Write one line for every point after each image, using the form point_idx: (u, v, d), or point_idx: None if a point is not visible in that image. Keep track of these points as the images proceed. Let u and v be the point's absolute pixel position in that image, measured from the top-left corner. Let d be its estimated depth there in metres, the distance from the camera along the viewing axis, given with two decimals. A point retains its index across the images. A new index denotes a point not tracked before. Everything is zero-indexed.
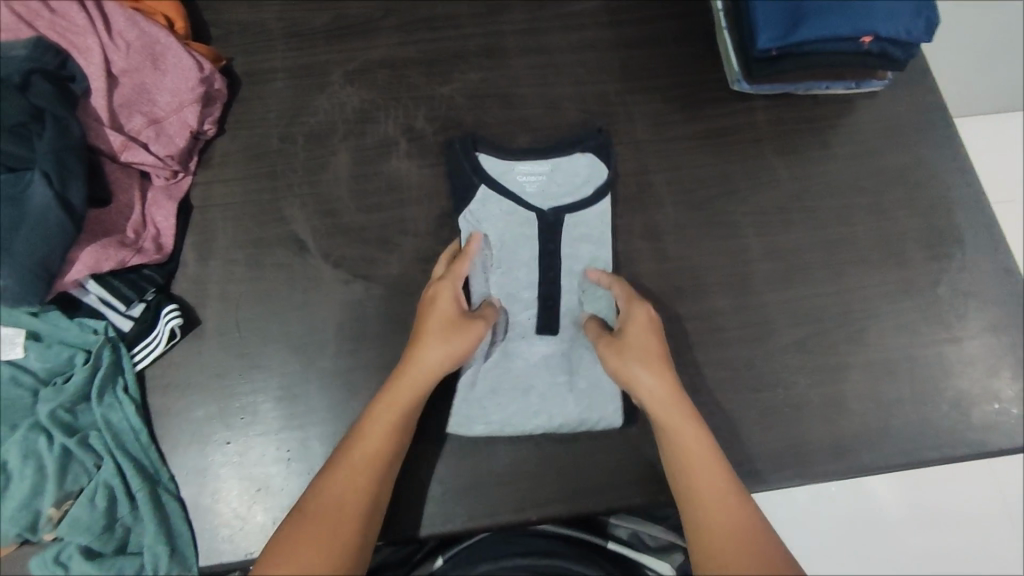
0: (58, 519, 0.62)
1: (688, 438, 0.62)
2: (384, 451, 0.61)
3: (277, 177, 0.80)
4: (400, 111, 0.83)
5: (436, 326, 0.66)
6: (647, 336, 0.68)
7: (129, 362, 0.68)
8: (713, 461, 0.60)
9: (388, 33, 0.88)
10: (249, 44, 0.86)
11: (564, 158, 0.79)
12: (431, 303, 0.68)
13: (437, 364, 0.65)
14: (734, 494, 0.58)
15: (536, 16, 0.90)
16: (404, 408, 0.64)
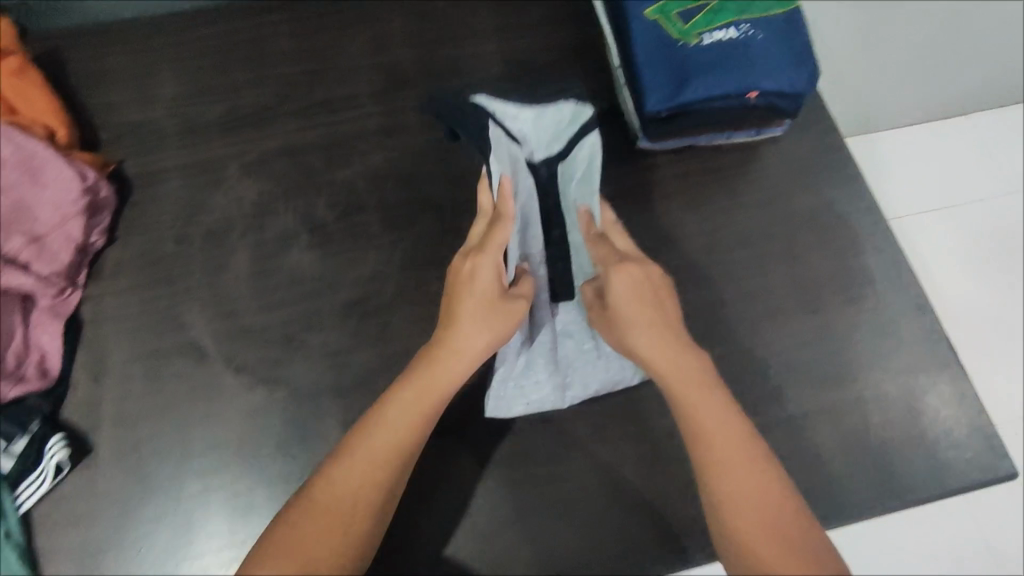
0: None
1: (698, 404, 0.58)
2: (414, 432, 0.59)
3: (172, 281, 0.76)
4: (299, 200, 0.81)
5: (483, 290, 0.64)
6: (640, 301, 0.64)
7: (11, 504, 0.65)
8: (731, 417, 0.57)
9: (284, 120, 0.86)
10: (142, 144, 0.84)
11: (549, 108, 0.78)
12: (472, 271, 0.65)
13: (479, 344, 0.62)
14: (753, 448, 0.55)
15: (436, 89, 0.90)
16: (442, 390, 0.61)
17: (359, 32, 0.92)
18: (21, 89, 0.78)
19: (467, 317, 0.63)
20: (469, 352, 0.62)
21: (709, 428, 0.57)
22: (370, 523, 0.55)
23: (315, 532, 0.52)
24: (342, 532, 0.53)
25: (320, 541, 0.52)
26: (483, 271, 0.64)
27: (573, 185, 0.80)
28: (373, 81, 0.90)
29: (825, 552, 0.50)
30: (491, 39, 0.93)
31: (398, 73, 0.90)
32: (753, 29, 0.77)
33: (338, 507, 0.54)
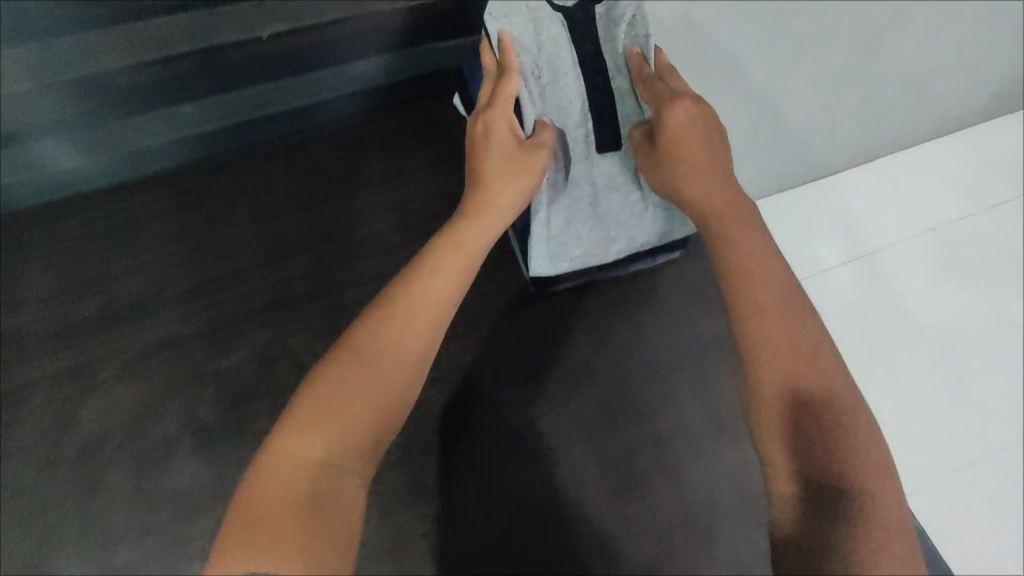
0: None
1: (764, 300, 0.51)
2: (443, 315, 0.52)
3: (50, 510, 0.72)
4: (183, 399, 0.76)
5: (491, 168, 0.59)
6: (699, 148, 0.58)
7: None
8: (782, 304, 0.52)
9: (165, 307, 0.82)
10: (7, 354, 0.79)
11: None
12: (484, 141, 0.60)
13: (507, 203, 0.59)
14: (822, 355, 0.50)
15: (325, 253, 0.87)
16: (460, 265, 0.55)
17: (239, 199, 0.89)
18: None
19: (488, 223, 0.58)
20: (467, 249, 0.56)
21: (779, 338, 0.50)
22: (383, 409, 0.47)
23: (323, 429, 0.44)
24: (354, 410, 0.46)
25: (320, 441, 0.44)
26: (501, 198, 0.59)
27: (621, 29, 0.67)
28: (258, 251, 0.86)
29: (887, 476, 0.47)
30: (380, 192, 0.91)
31: (283, 239, 0.87)
32: None
33: (347, 413, 0.46)
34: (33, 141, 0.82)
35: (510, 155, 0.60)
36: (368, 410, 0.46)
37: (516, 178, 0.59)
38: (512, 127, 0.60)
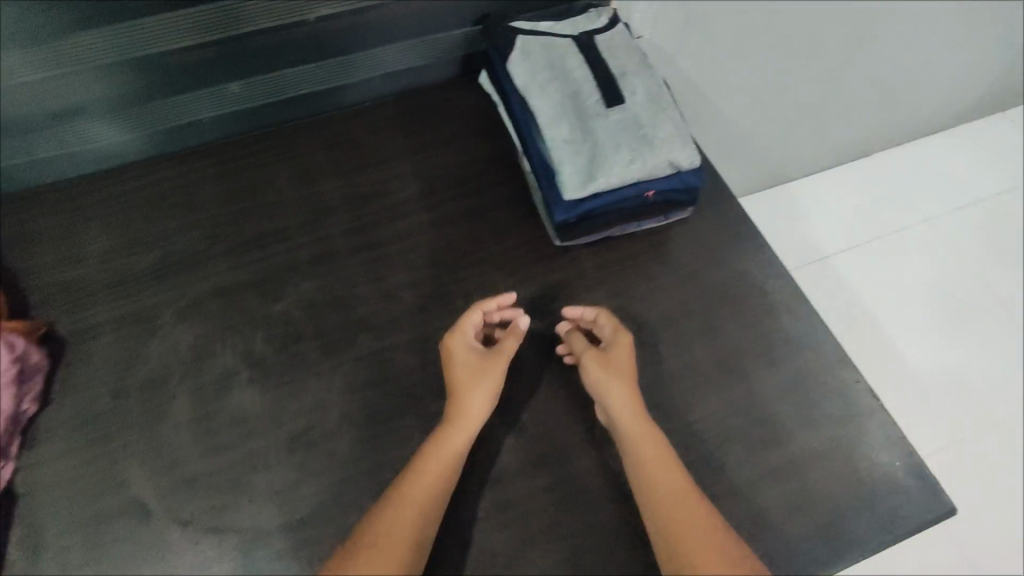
0: None
1: (648, 454, 0.69)
2: (428, 504, 0.66)
3: (111, 438, 0.76)
4: (238, 339, 0.83)
5: (458, 380, 0.73)
6: (625, 361, 0.76)
7: None
8: (676, 480, 0.67)
9: (217, 260, 0.88)
10: (71, 302, 0.84)
11: (582, 17, 0.94)
12: (452, 357, 0.75)
13: (478, 409, 0.71)
14: (677, 470, 0.68)
15: (363, 213, 0.94)
16: (442, 466, 0.69)
17: (281, 165, 0.97)
18: None
19: (470, 416, 0.71)
20: (456, 437, 0.70)
21: (654, 475, 0.68)
22: (405, 565, 0.63)
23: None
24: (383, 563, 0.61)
25: None
26: (471, 396, 0.72)
27: (619, 52, 0.90)
28: (301, 211, 0.93)
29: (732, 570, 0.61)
30: (411, 161, 0.99)
31: (324, 201, 0.94)
32: (643, 116, 0.83)
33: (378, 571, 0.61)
34: (88, 117, 0.88)
35: (473, 363, 0.74)
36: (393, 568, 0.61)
37: (484, 380, 0.73)
38: (469, 343, 0.76)
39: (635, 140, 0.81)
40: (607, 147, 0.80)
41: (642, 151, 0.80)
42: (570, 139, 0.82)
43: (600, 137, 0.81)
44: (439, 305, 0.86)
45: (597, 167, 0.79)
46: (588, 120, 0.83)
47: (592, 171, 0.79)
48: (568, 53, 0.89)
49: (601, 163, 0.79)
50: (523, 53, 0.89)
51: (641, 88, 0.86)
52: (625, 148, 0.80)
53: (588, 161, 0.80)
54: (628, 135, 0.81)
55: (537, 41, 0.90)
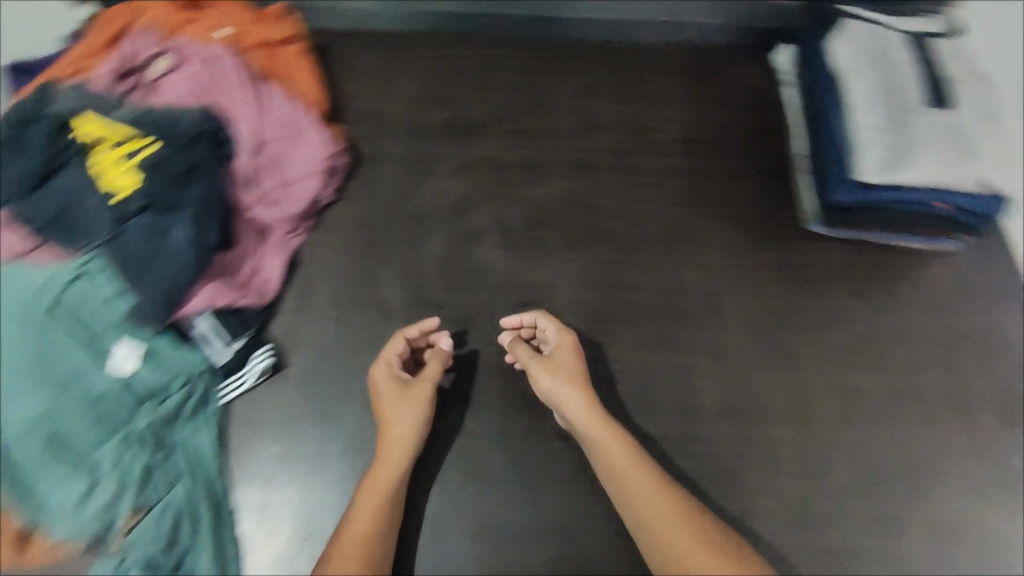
0: (129, 529, 0.67)
1: (637, 489, 0.65)
2: (377, 519, 0.64)
3: (377, 246, 0.86)
4: (495, 206, 0.91)
5: (383, 406, 0.71)
6: (574, 373, 0.72)
7: (216, 394, 0.74)
8: (648, 493, 0.65)
9: (494, 137, 0.98)
10: (374, 130, 0.97)
11: (916, 18, 0.90)
12: (378, 393, 0.71)
13: (407, 438, 0.69)
14: (683, 507, 0.64)
15: (627, 139, 0.99)
16: (383, 484, 0.66)
17: (568, 76, 1.04)
18: (299, 69, 0.95)
19: (390, 440, 0.69)
20: (393, 470, 0.67)
21: (658, 526, 0.63)
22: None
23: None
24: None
25: None
26: (399, 419, 0.70)
27: (951, 56, 0.87)
28: (575, 120, 0.99)
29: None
30: (681, 108, 1.02)
31: (597, 117, 1.00)
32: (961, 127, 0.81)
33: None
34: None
35: (393, 394, 0.71)
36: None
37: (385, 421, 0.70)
38: (393, 372, 0.72)
39: (946, 148, 0.80)
40: (914, 148, 0.80)
41: (951, 161, 0.79)
42: (876, 129, 0.82)
43: (909, 135, 0.81)
44: (676, 243, 0.90)
45: (898, 164, 0.80)
46: (900, 115, 0.83)
47: (891, 166, 0.80)
48: (895, 46, 0.87)
49: (903, 161, 0.80)
50: (848, 33, 0.88)
51: (965, 99, 0.83)
52: (934, 153, 0.80)
53: (890, 156, 0.80)
54: (941, 141, 0.80)
55: (867, 25, 0.89)
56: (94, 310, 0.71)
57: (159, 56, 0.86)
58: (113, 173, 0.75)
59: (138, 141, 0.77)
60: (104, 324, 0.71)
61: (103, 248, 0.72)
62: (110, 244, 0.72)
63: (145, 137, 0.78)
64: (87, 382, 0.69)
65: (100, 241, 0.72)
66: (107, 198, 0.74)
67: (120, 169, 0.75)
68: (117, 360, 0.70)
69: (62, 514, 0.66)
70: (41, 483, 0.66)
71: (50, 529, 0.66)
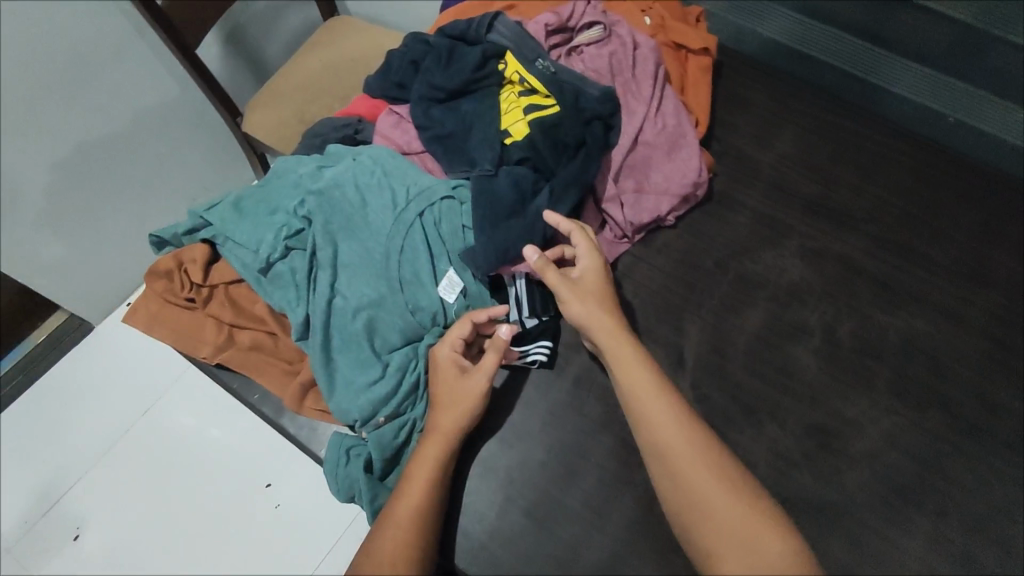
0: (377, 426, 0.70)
1: (667, 438, 0.60)
2: (426, 511, 0.62)
3: (695, 290, 0.81)
4: (830, 310, 0.81)
5: (444, 397, 0.67)
6: (601, 326, 0.68)
7: None
8: (722, 500, 0.57)
9: (858, 237, 0.86)
10: (737, 172, 0.91)
11: None
12: (434, 368, 0.69)
13: (455, 424, 0.67)
14: (680, 464, 0.59)
15: (1012, 311, 0.82)
16: (429, 466, 0.64)
17: (970, 207, 0.88)
18: (698, 85, 0.91)
19: (449, 438, 0.66)
20: (431, 460, 0.64)
21: (688, 483, 0.58)
22: None
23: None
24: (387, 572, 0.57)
25: None
26: (443, 410, 0.67)
27: None
28: (958, 262, 0.85)
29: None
30: None
31: (985, 271, 0.85)
32: None
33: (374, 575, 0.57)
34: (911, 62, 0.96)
35: (452, 387, 0.68)
36: None
37: (437, 412, 0.67)
38: (453, 353, 0.69)
39: None
40: None
41: None
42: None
43: None
44: None
45: None
46: None
47: None
48: None
49: None
50: None
51: None
52: None
53: None
54: None
55: None
56: (451, 232, 0.74)
57: (591, 25, 0.86)
58: (510, 118, 0.79)
59: (541, 98, 0.79)
60: (452, 248, 0.74)
61: (477, 181, 0.75)
62: (486, 181, 0.75)
63: (548, 96, 0.79)
64: (415, 290, 0.71)
65: (478, 174, 0.75)
66: (501, 137, 0.78)
67: (517, 116, 0.79)
68: (447, 284, 0.73)
69: (344, 389, 0.70)
70: (343, 355, 0.70)
71: (331, 395, 0.70)
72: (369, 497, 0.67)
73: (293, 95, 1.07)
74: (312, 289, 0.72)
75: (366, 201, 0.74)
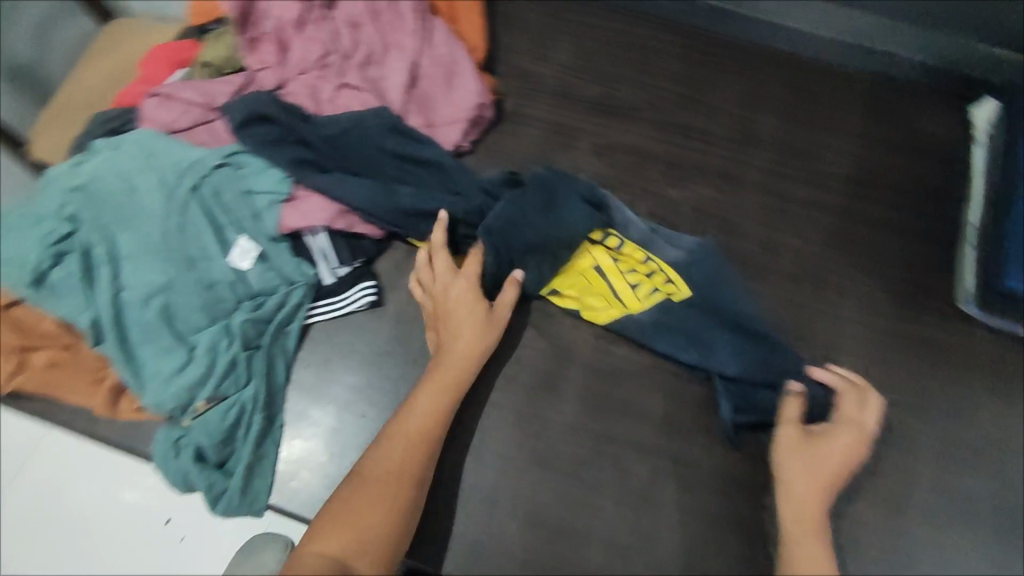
0: (200, 413, 0.68)
1: (811, 483, 0.65)
2: (426, 437, 0.65)
3: None
4: (625, 196, 0.87)
5: (467, 327, 0.71)
6: (840, 468, 0.66)
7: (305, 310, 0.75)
8: (813, 518, 0.63)
9: (642, 124, 0.92)
10: (523, 89, 0.94)
11: None
12: (456, 300, 0.72)
13: (475, 350, 0.70)
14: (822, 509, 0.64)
15: (785, 161, 0.90)
16: (443, 389, 0.68)
17: (737, 79, 0.95)
18: (468, 12, 0.91)
19: (467, 367, 0.70)
20: (439, 391, 0.68)
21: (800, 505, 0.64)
22: (401, 510, 0.61)
23: (341, 534, 0.57)
24: (383, 498, 0.61)
25: (360, 515, 0.59)
26: (461, 340, 0.70)
27: None
28: (731, 129, 0.92)
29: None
30: (854, 141, 0.92)
31: (755, 130, 0.92)
32: None
33: (372, 496, 0.60)
34: None
35: (477, 320, 0.71)
36: (392, 502, 0.61)
37: (452, 340, 0.71)
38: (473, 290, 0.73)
39: None
40: None
41: None
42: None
43: None
44: (809, 283, 0.83)
45: None
46: None
47: None
48: None
49: None
50: None
51: None
52: None
53: None
54: None
55: None
56: (234, 200, 0.73)
57: None
58: (576, 278, 0.78)
59: (602, 251, 0.79)
60: (237, 216, 0.73)
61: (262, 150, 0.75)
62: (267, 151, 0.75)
63: (596, 244, 0.79)
64: (206, 264, 0.71)
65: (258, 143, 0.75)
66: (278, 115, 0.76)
67: (586, 279, 0.78)
68: (239, 253, 0.72)
69: (154, 381, 0.67)
70: (146, 349, 0.68)
71: (142, 392, 0.68)
72: (204, 484, 0.66)
73: (70, 110, 0.91)
74: (94, 289, 0.68)
75: (135, 186, 0.71)
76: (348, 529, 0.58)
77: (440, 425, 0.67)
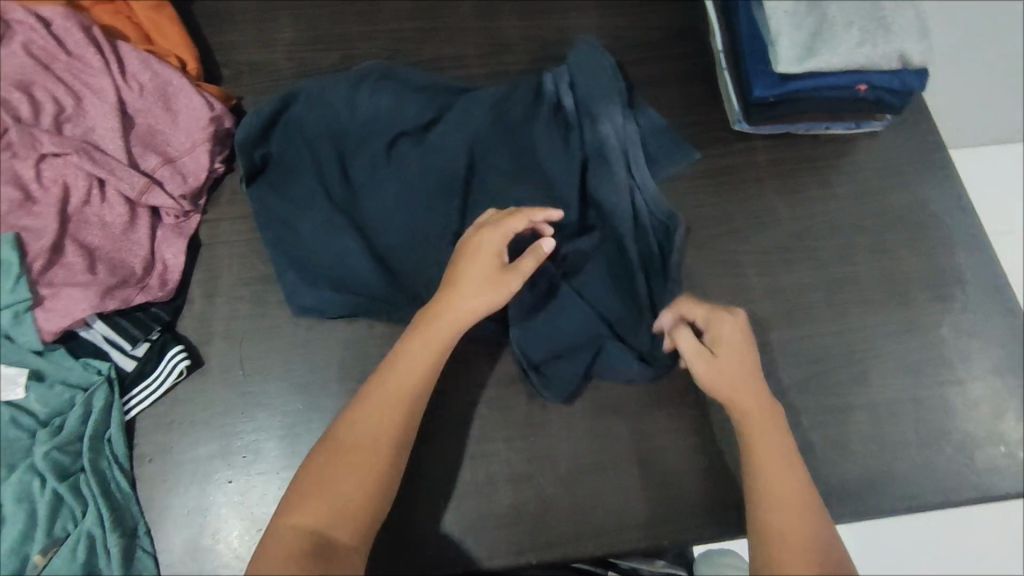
0: (43, 567, 0.61)
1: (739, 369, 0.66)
2: (421, 383, 0.62)
3: None
4: None
5: (469, 268, 0.66)
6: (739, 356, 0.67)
7: (121, 408, 0.67)
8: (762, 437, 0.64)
9: None
10: (260, 85, 0.87)
11: None
12: (474, 249, 0.67)
13: (474, 307, 0.64)
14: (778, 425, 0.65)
15: (542, 57, 0.90)
16: (443, 331, 0.64)
17: None
18: (161, 26, 0.81)
19: (451, 311, 0.64)
20: (433, 338, 0.64)
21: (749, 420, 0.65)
22: (387, 464, 0.60)
23: (312, 508, 0.57)
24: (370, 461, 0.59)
25: (337, 480, 0.58)
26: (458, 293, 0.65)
27: None
28: (481, 44, 0.90)
29: None
30: (596, 12, 0.92)
31: (504, 37, 0.90)
32: (865, 29, 0.76)
33: (352, 461, 0.59)
34: None
35: (478, 267, 0.65)
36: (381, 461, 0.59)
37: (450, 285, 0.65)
38: (498, 246, 0.66)
39: (862, 38, 0.76)
40: (866, 34, 0.76)
41: (868, 48, 0.75)
42: (791, 12, 0.78)
43: (821, 15, 0.77)
44: None
45: (815, 57, 0.75)
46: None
47: (807, 49, 0.76)
48: None
49: (835, 52, 0.75)
50: None
51: None
52: (856, 38, 0.76)
53: (803, 51, 0.76)
54: (859, 34, 0.76)
55: None
56: None
57: None
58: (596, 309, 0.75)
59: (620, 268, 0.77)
60: None
61: None
62: None
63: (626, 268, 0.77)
64: None
65: None
66: None
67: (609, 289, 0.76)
68: (2, 384, 0.64)
69: None
70: None
71: None
72: None
73: None
74: None
75: None
76: (323, 502, 0.57)
77: (434, 366, 0.63)
